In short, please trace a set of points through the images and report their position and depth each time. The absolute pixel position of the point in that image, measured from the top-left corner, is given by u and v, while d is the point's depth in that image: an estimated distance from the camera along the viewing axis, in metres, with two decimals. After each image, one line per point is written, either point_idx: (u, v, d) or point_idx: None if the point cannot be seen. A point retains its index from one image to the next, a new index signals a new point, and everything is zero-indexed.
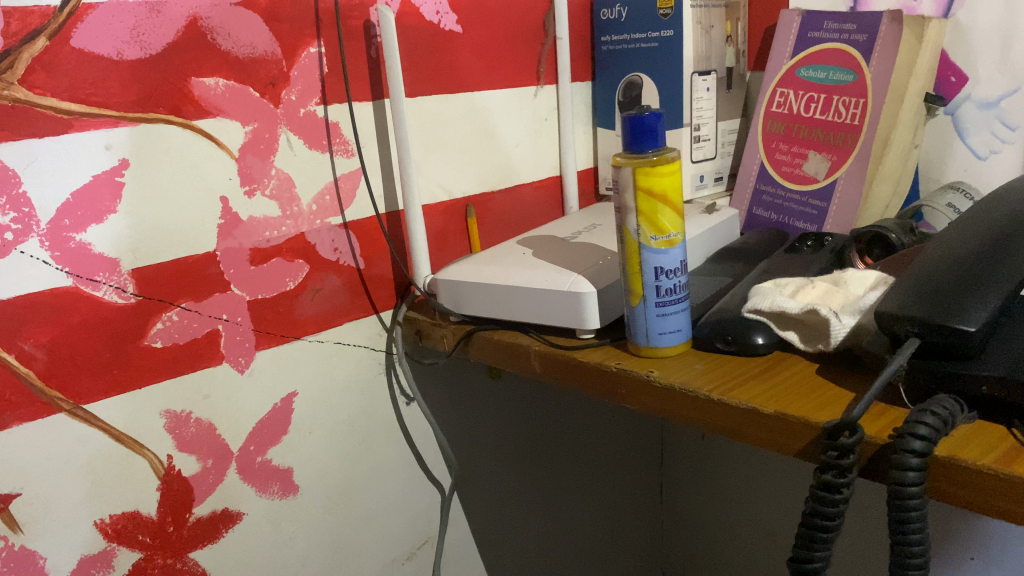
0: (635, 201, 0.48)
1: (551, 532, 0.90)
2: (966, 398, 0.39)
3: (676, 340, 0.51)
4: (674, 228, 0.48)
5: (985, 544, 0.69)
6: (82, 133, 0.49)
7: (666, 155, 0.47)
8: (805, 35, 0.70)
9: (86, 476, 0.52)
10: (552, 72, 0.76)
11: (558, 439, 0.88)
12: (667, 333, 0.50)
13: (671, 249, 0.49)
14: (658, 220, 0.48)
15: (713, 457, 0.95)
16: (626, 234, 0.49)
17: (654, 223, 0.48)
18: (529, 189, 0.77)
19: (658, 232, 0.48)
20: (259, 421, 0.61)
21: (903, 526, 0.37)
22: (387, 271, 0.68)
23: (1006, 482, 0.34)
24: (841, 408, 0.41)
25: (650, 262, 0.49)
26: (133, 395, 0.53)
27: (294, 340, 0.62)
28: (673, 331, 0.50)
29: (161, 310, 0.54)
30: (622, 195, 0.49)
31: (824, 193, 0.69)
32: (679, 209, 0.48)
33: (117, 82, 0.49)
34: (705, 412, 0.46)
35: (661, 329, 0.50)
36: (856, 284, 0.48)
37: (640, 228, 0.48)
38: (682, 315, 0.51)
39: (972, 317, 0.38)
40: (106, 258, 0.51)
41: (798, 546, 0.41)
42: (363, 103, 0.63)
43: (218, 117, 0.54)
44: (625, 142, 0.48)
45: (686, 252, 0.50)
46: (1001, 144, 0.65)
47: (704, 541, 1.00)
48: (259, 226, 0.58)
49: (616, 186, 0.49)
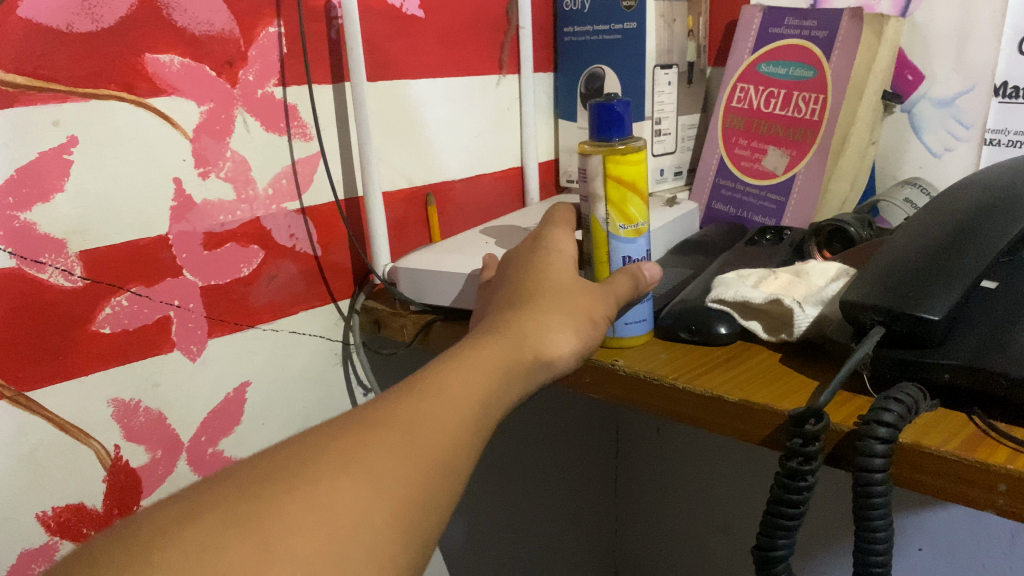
0: (604, 189, 0.48)
1: (507, 527, 0.90)
2: (927, 386, 0.39)
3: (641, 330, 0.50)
4: (641, 219, 0.49)
5: (933, 537, 0.71)
6: (29, 107, 0.46)
7: (636, 144, 0.47)
8: (766, 31, 0.70)
9: (28, 466, 0.50)
10: (514, 61, 0.75)
11: (519, 434, 0.87)
12: (632, 324, 0.50)
13: (638, 238, 0.49)
14: (626, 209, 0.48)
15: (668, 452, 0.96)
16: (593, 223, 0.49)
17: (620, 212, 0.48)
18: (489, 179, 0.76)
19: (627, 221, 0.48)
20: (211, 411, 0.60)
21: (868, 512, 0.37)
22: (344, 259, 0.67)
23: (969, 468, 0.34)
24: (806, 396, 0.41)
25: (618, 251, 0.49)
26: (80, 382, 0.51)
27: (248, 328, 0.61)
28: (637, 321, 0.50)
29: (109, 294, 0.52)
30: (591, 184, 0.48)
31: (782, 187, 0.69)
32: (645, 198, 0.49)
33: (66, 55, 0.47)
34: (670, 400, 0.46)
35: (627, 318, 0.49)
36: (818, 275, 0.49)
37: (609, 217, 0.48)
38: (646, 306, 0.50)
39: (935, 306, 0.38)
40: (53, 239, 0.48)
41: (762, 534, 0.41)
42: (322, 85, 0.61)
43: (173, 95, 0.53)
44: (593, 129, 0.48)
45: (649, 241, 0.50)
46: (956, 141, 0.66)
47: (655, 533, 1.01)
48: (213, 209, 0.56)
49: (583, 174, 0.48)
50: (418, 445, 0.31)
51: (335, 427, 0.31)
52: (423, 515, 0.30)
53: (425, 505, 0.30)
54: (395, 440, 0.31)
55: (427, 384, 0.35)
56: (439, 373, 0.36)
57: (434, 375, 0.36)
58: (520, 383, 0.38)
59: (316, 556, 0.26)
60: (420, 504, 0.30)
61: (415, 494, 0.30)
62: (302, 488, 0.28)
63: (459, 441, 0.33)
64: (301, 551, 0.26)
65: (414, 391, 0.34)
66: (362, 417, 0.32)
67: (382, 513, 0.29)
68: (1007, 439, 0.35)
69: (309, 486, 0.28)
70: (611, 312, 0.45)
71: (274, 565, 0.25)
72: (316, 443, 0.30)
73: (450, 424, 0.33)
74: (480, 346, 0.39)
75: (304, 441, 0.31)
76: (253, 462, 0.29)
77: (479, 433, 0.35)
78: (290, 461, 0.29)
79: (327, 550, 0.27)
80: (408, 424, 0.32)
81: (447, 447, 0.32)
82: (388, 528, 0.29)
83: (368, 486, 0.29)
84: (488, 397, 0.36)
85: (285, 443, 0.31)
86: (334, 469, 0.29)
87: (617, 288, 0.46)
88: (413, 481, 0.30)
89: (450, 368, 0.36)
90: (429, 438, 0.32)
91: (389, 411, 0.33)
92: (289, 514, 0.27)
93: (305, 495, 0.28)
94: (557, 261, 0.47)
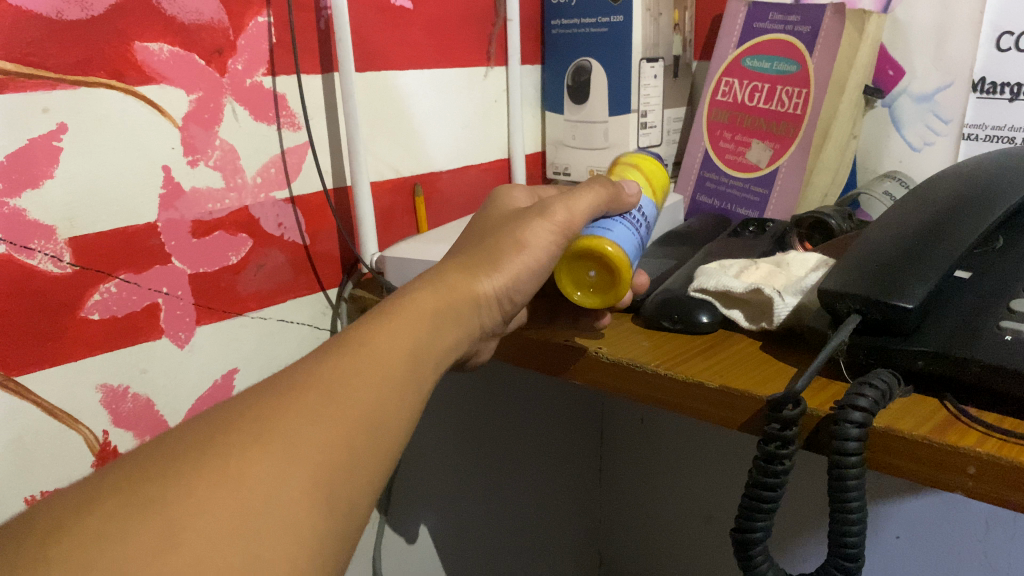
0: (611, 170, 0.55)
1: (492, 517, 0.91)
2: (902, 372, 0.40)
3: (625, 246, 0.46)
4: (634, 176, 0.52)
5: (909, 525, 0.72)
6: (19, 94, 0.46)
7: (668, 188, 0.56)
8: (751, 25, 0.71)
9: (16, 451, 0.50)
10: (501, 54, 0.76)
11: (505, 425, 0.88)
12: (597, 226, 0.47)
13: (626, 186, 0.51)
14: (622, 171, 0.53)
15: (651, 442, 0.97)
16: None
17: (643, 171, 0.53)
18: (476, 171, 0.77)
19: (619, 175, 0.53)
20: (198, 397, 0.60)
21: (842, 494, 0.38)
22: (331, 248, 0.68)
23: (937, 450, 0.35)
24: (784, 383, 0.42)
25: None
26: (68, 368, 0.52)
27: (236, 316, 0.61)
28: (605, 228, 0.47)
29: (98, 281, 0.52)
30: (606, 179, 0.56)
31: (765, 180, 0.70)
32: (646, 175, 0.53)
33: (56, 43, 0.47)
34: (653, 387, 0.46)
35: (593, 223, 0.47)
36: (798, 266, 0.49)
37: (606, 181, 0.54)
38: (619, 226, 0.47)
39: (909, 295, 0.39)
40: (42, 226, 0.49)
41: (740, 516, 0.42)
42: (311, 75, 0.62)
43: (162, 84, 0.53)
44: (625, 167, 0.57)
45: (646, 205, 0.51)
46: (935, 136, 0.67)
47: (638, 522, 1.02)
48: (201, 197, 0.57)
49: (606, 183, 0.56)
50: (337, 411, 0.32)
51: (254, 398, 0.32)
52: (347, 485, 0.31)
53: (348, 470, 0.31)
54: (314, 410, 0.32)
55: (354, 345, 0.36)
56: (363, 332, 0.37)
57: (357, 334, 0.36)
58: (446, 328, 0.40)
59: (225, 533, 0.27)
60: (344, 472, 0.31)
61: (339, 464, 0.31)
62: (210, 462, 0.29)
63: (387, 409, 0.34)
64: (210, 529, 0.27)
65: (335, 352, 0.35)
66: (283, 384, 0.33)
67: (299, 484, 0.29)
68: (977, 424, 0.37)
69: (219, 461, 0.29)
70: (557, 225, 0.45)
71: (183, 546, 0.26)
72: (230, 415, 0.31)
73: (371, 388, 0.34)
74: (406, 300, 0.39)
75: (221, 413, 0.31)
76: (169, 439, 0.30)
77: (408, 398, 0.36)
78: (203, 438, 0.30)
79: (237, 527, 0.28)
80: (326, 388, 0.33)
81: (370, 414, 0.33)
82: (305, 500, 0.29)
83: (281, 456, 0.30)
84: (411, 353, 0.37)
85: (204, 416, 0.32)
86: (248, 444, 0.30)
87: (574, 203, 0.46)
88: (333, 447, 0.31)
89: (373, 324, 0.37)
90: (348, 402, 0.33)
91: (308, 377, 0.33)
92: (196, 493, 0.28)
93: (213, 470, 0.28)
94: (498, 215, 0.48)
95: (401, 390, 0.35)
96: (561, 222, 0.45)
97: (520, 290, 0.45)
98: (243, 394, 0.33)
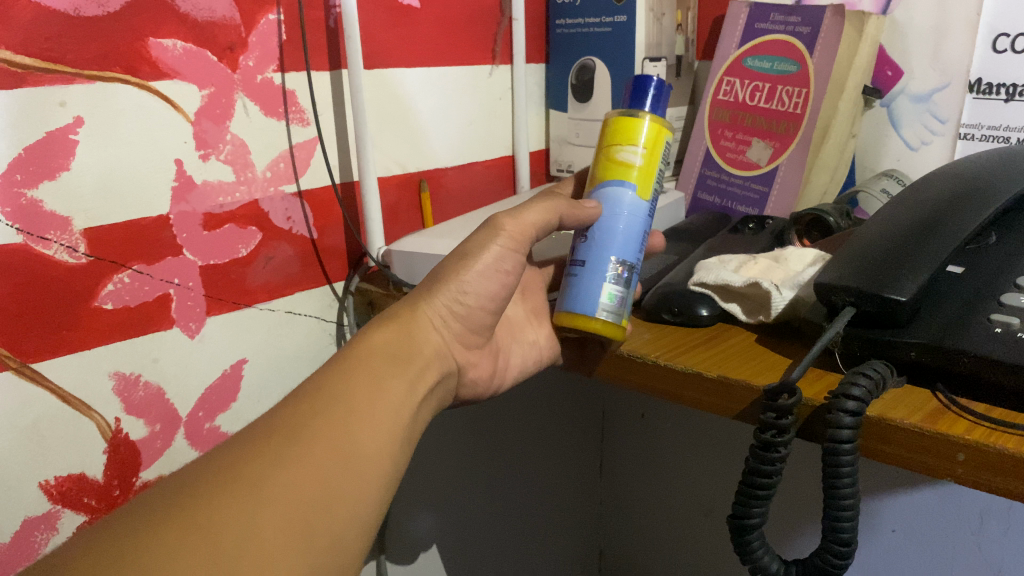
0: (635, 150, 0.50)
1: (493, 509, 0.92)
2: (895, 363, 0.41)
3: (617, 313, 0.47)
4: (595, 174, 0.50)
5: (906, 521, 0.73)
6: (36, 88, 0.47)
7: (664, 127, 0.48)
8: (752, 26, 0.73)
9: (30, 437, 0.51)
10: (506, 52, 0.77)
11: (510, 418, 0.89)
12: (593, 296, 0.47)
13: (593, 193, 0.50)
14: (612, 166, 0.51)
15: (651, 437, 0.98)
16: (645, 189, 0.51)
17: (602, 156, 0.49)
18: (481, 167, 0.78)
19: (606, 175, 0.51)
20: (208, 387, 0.61)
21: (835, 481, 0.40)
22: (339, 242, 0.69)
23: (925, 437, 0.37)
24: (779, 373, 0.43)
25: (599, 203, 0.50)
26: (82, 356, 0.53)
27: (245, 307, 0.63)
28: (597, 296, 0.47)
29: (112, 271, 0.53)
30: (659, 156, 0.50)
31: (765, 178, 0.72)
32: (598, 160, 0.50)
33: (72, 38, 0.48)
34: (654, 376, 0.48)
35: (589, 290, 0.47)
36: (796, 261, 0.51)
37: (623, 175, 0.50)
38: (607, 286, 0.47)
39: (902, 288, 0.40)
40: (59, 217, 0.50)
41: (737, 503, 0.44)
42: (320, 71, 0.63)
43: (174, 79, 0.54)
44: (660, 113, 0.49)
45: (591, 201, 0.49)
46: (931, 135, 0.68)
47: (638, 516, 1.04)
48: (213, 191, 0.58)
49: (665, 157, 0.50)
50: (296, 453, 0.35)
51: (218, 456, 0.35)
52: (320, 514, 0.34)
53: (322, 508, 0.34)
54: (278, 454, 0.34)
55: (314, 395, 0.38)
56: (320, 381, 0.40)
57: (314, 386, 0.39)
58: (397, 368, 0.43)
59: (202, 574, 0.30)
60: (322, 508, 0.34)
61: (313, 499, 0.34)
62: (181, 518, 0.31)
63: (352, 439, 0.37)
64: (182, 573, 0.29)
65: (296, 403, 0.38)
66: (246, 439, 0.36)
67: (267, 524, 0.32)
68: (966, 413, 0.38)
69: (188, 514, 0.31)
70: (514, 233, 0.48)
71: None
72: (196, 475, 0.34)
73: (336, 429, 0.37)
74: (357, 351, 0.42)
75: (187, 474, 0.34)
76: (143, 500, 0.33)
77: (379, 431, 0.38)
78: (171, 497, 0.32)
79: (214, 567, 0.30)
80: (281, 436, 0.35)
81: (334, 452, 0.36)
82: (277, 536, 0.32)
83: (248, 503, 0.32)
84: (375, 391, 0.40)
85: (171, 477, 0.34)
86: (217, 495, 0.32)
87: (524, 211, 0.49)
88: (303, 487, 0.34)
89: (328, 375, 0.40)
90: (309, 446, 0.35)
91: (265, 431, 0.36)
92: (166, 542, 0.30)
93: (182, 524, 0.31)
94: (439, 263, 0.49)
95: (368, 428, 0.38)
96: (514, 230, 0.48)
97: (470, 295, 0.48)
98: (207, 454, 0.35)
